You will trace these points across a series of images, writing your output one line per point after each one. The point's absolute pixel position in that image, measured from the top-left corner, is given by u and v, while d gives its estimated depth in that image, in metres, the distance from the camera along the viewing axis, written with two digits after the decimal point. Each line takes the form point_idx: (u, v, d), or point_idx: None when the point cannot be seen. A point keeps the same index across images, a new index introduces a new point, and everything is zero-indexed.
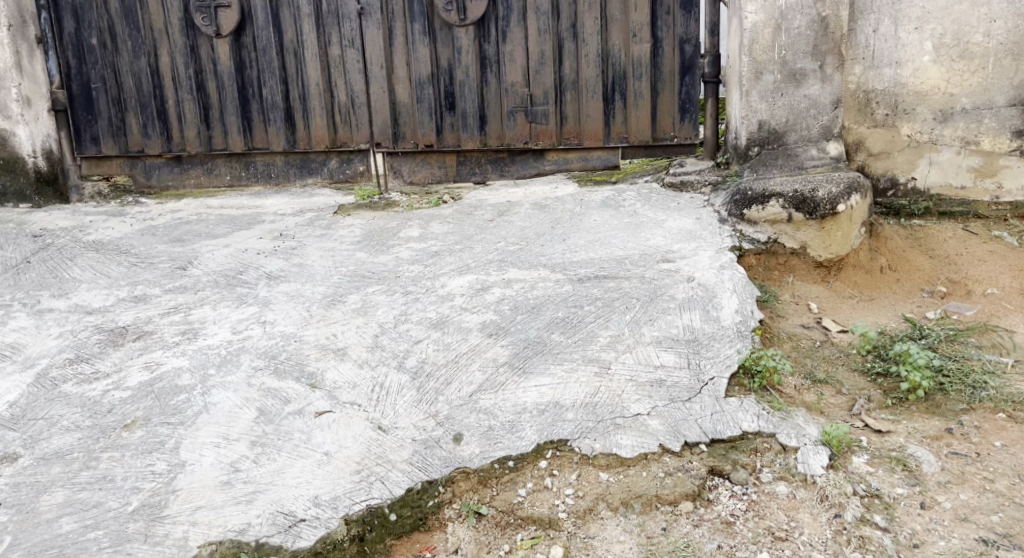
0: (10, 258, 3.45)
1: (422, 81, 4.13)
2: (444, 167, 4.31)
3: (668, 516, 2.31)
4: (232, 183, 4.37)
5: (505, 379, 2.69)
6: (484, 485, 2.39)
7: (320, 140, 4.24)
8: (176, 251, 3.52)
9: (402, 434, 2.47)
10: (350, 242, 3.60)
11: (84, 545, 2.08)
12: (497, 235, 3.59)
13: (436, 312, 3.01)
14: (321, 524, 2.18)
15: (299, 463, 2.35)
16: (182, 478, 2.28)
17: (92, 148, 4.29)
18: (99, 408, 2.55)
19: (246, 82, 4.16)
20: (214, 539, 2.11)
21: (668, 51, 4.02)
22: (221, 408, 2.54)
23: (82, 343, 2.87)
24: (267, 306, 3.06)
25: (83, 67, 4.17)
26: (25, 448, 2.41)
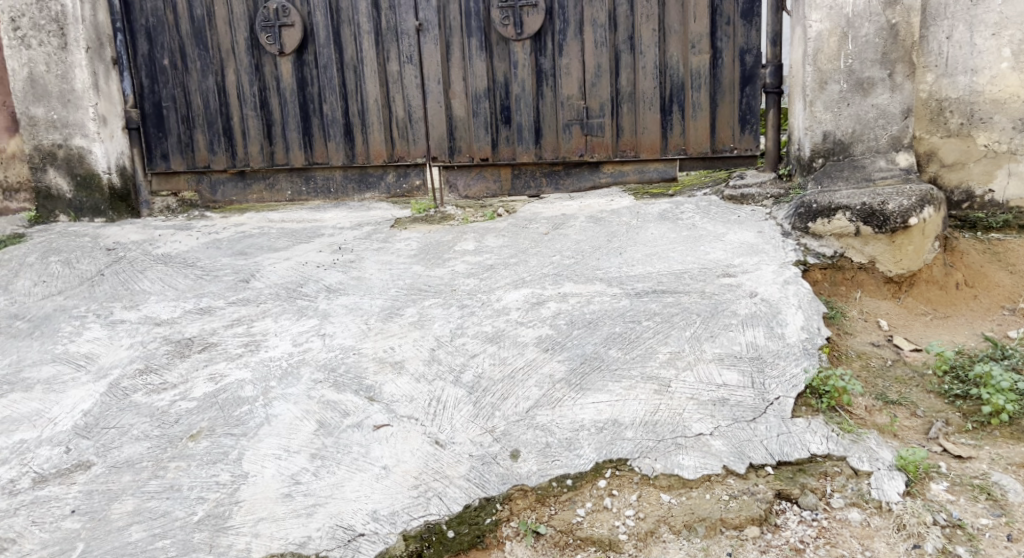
0: (85, 271, 3.57)
1: (478, 95, 4.14)
2: (499, 180, 4.31)
3: (734, 541, 2.23)
4: (293, 198, 4.45)
5: (562, 396, 2.65)
6: (542, 503, 2.34)
7: (378, 154, 4.29)
8: (239, 264, 3.59)
9: (459, 449, 2.46)
10: (406, 255, 3.62)
11: (152, 553, 2.12)
12: (553, 249, 3.56)
13: (491, 325, 2.99)
14: (380, 539, 2.18)
15: (357, 477, 2.35)
16: (245, 489, 2.31)
17: (162, 164, 4.44)
18: (167, 418, 2.61)
19: (307, 99, 4.24)
20: (276, 552, 2.13)
21: (728, 62, 3.95)
22: (281, 420, 2.57)
23: (151, 354, 2.94)
24: (326, 319, 3.09)
25: (156, 86, 4.33)
26: (98, 456, 2.47)
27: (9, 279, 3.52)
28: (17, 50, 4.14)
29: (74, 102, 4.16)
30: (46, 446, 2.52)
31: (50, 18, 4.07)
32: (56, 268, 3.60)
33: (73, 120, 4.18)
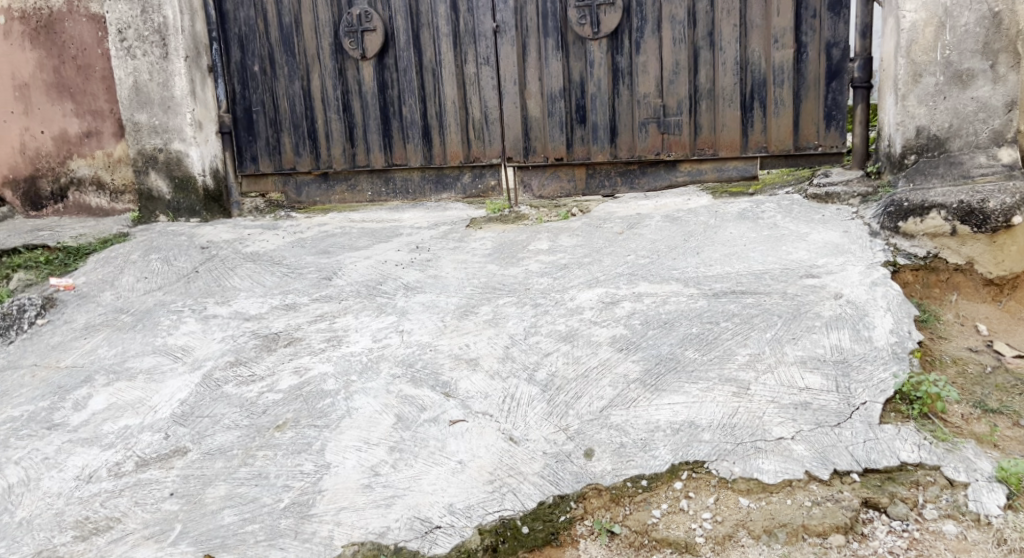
0: (182, 268, 3.78)
1: (554, 95, 4.17)
2: (574, 180, 4.33)
3: (817, 549, 2.17)
4: (374, 199, 4.58)
5: (637, 396, 2.65)
6: (617, 503, 2.35)
7: (454, 155, 4.37)
8: (322, 262, 3.72)
9: (534, 446, 2.49)
10: (481, 254, 3.67)
11: (243, 537, 2.24)
12: (627, 248, 3.55)
13: (565, 324, 3.01)
14: (456, 532, 2.23)
15: (434, 470, 2.42)
16: (328, 479, 2.41)
17: (252, 166, 4.64)
18: (255, 408, 2.74)
19: (388, 101, 4.35)
20: (356, 540, 2.21)
21: (813, 56, 3.84)
22: (362, 413, 2.66)
23: (241, 347, 3.09)
24: (404, 316, 3.18)
25: (247, 92, 4.53)
26: (194, 442, 2.62)
27: (114, 276, 3.76)
28: (123, 60, 4.41)
29: (174, 108, 4.41)
30: (147, 432, 2.69)
31: (153, 29, 4.32)
32: (156, 265, 3.82)
33: (173, 125, 4.43)
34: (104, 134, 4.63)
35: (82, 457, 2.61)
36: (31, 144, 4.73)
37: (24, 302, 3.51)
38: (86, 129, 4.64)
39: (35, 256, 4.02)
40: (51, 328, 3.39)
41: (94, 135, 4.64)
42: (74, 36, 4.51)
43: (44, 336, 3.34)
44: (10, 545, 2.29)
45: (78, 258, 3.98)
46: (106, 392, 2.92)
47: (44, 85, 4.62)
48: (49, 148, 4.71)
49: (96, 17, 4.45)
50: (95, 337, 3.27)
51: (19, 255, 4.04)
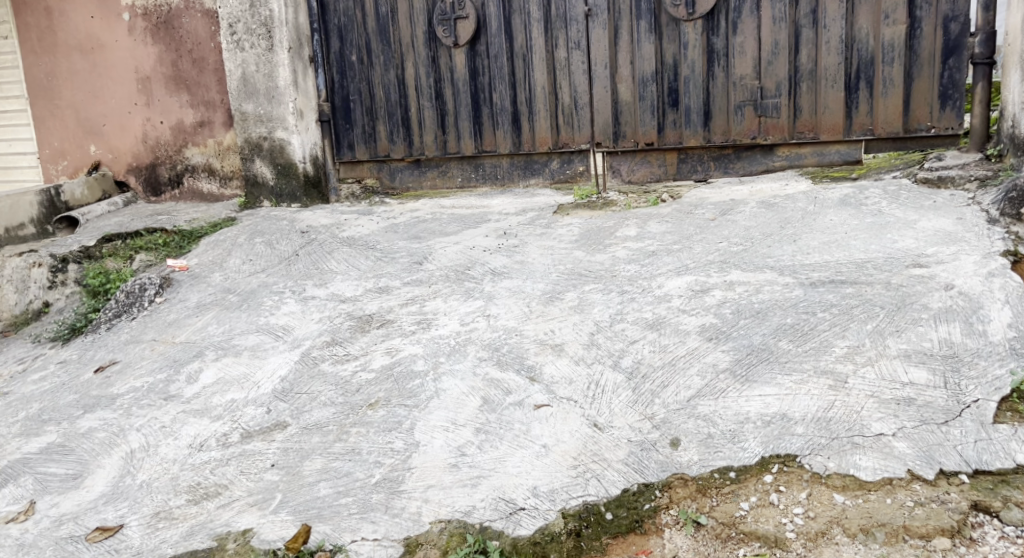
0: (283, 251, 3.96)
1: (646, 79, 4.11)
2: (664, 165, 4.26)
3: (919, 551, 2.04)
4: (463, 184, 4.61)
5: (726, 387, 2.59)
6: (703, 494, 2.30)
7: (543, 141, 4.37)
8: (414, 247, 3.81)
9: (618, 433, 2.49)
10: (568, 240, 3.67)
11: (337, 509, 2.35)
12: (719, 235, 3.47)
13: (652, 312, 2.98)
14: (539, 515, 2.27)
15: (518, 453, 2.46)
16: (416, 458, 2.49)
17: (349, 154, 4.74)
18: (349, 386, 2.86)
19: (479, 88, 4.39)
20: (443, 518, 2.27)
21: (928, 32, 3.66)
22: (449, 394, 2.73)
23: (337, 328, 3.22)
24: (491, 301, 3.23)
25: (345, 81, 4.63)
26: (293, 417, 2.76)
27: (222, 258, 3.97)
28: (233, 53, 4.64)
29: (278, 98, 4.59)
30: (251, 406, 2.86)
31: (260, 22, 4.51)
32: (260, 248, 4.01)
33: (276, 114, 4.62)
34: (215, 124, 4.89)
35: (194, 427, 2.79)
36: (151, 134, 5.06)
37: (145, 281, 3.76)
38: (200, 119, 4.92)
39: (154, 238, 4.29)
40: (167, 307, 3.63)
41: (207, 125, 4.92)
42: (190, 31, 4.80)
43: (161, 314, 3.58)
44: (131, 505, 2.49)
45: (191, 241, 4.23)
46: (215, 366, 3.11)
47: (163, 77, 4.93)
48: (167, 137, 5.03)
49: (210, 13, 4.71)
50: (206, 315, 3.49)
51: (141, 237, 4.32)
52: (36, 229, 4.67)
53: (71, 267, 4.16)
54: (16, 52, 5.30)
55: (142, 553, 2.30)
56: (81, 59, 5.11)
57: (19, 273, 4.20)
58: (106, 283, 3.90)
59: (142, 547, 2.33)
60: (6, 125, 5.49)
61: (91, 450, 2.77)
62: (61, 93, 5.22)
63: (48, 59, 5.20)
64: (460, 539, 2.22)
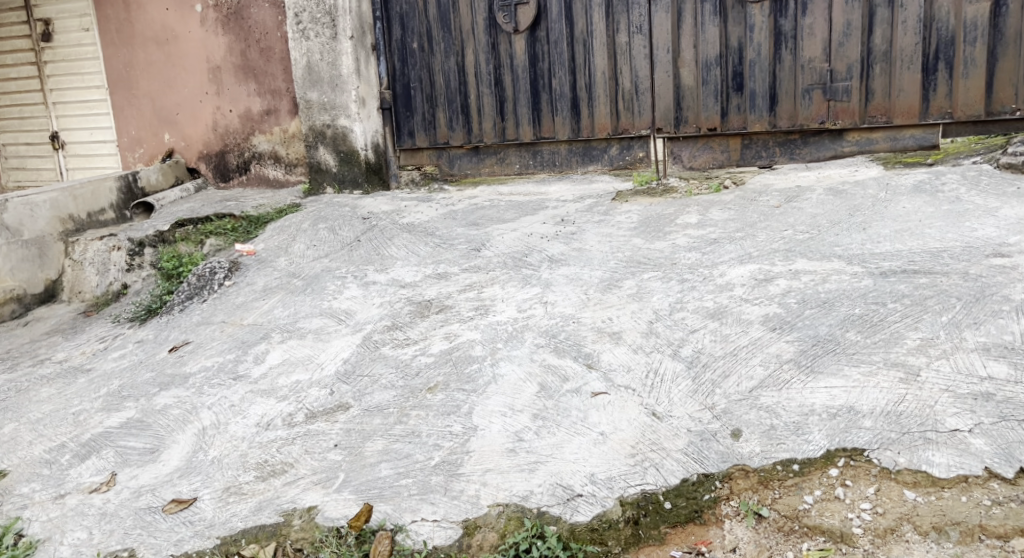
0: (345, 237, 4.03)
1: (709, 63, 4.03)
2: (727, 151, 4.19)
3: (996, 552, 1.97)
4: (521, 171, 4.62)
5: (791, 378, 2.53)
6: (765, 486, 2.26)
7: (603, 127, 4.33)
8: (472, 234, 3.84)
9: (677, 423, 2.46)
10: (627, 228, 3.63)
11: (397, 489, 2.40)
12: (784, 223, 3.39)
13: (713, 301, 2.94)
14: (597, 502, 2.26)
15: (576, 440, 2.46)
16: (475, 441, 2.52)
17: (409, 141, 4.78)
18: (410, 370, 2.91)
19: (538, 74, 4.37)
20: (502, 502, 2.30)
21: (1014, 9, 3.50)
22: (506, 380, 2.75)
23: (397, 313, 3.27)
24: (548, 288, 3.22)
25: (406, 68, 4.66)
26: (355, 399, 2.82)
27: (288, 243, 4.08)
28: (299, 42, 4.73)
29: (341, 86, 4.65)
30: (315, 387, 2.94)
31: (325, 11, 4.57)
32: (324, 234, 4.09)
33: (340, 102, 4.69)
34: (282, 112, 5.01)
35: (261, 406, 2.89)
36: (221, 122, 5.22)
37: (215, 265, 3.91)
38: (267, 107, 5.05)
39: (223, 223, 4.43)
40: (236, 290, 3.76)
41: (273, 113, 5.04)
42: (258, 21, 4.92)
43: (230, 297, 3.70)
44: (203, 480, 2.60)
45: (258, 226, 4.36)
46: (281, 348, 3.20)
47: (232, 67, 5.08)
48: (235, 125, 5.17)
49: (277, 3, 4.83)
50: (272, 298, 3.59)
51: (210, 222, 4.45)
52: (115, 213, 4.89)
53: (147, 250, 4.35)
54: (96, 43, 5.52)
55: (214, 526, 2.41)
56: (156, 50, 5.30)
57: (99, 256, 4.42)
58: (179, 267, 4.08)
59: (214, 519, 2.43)
60: (87, 115, 5.73)
61: (167, 425, 2.90)
62: (137, 83, 5.43)
63: (125, 50, 5.42)
64: (517, 523, 2.24)
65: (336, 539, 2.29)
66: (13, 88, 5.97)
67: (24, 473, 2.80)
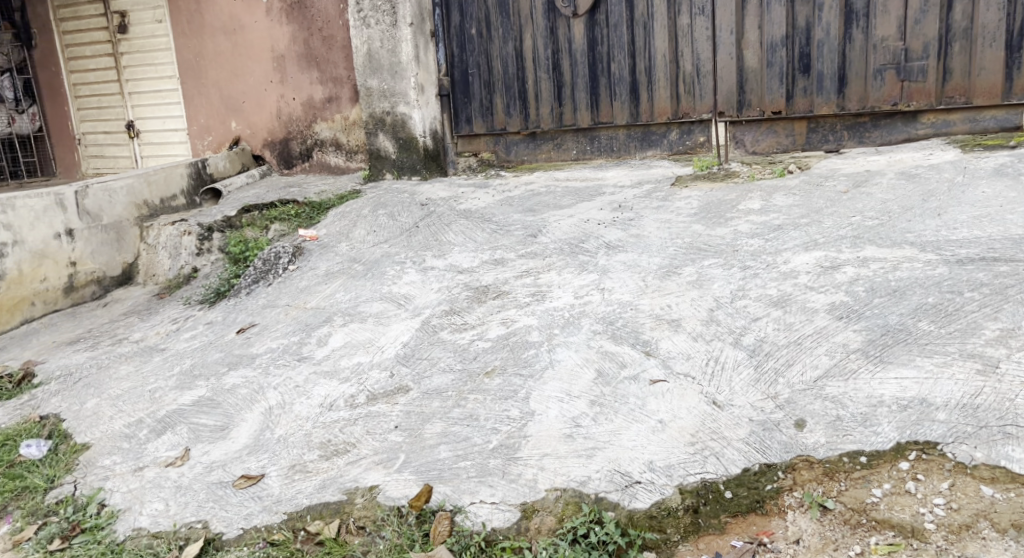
0: (404, 223, 4.07)
1: (775, 44, 3.98)
2: (792, 135, 4.13)
3: None
4: (578, 157, 4.58)
5: (858, 367, 2.45)
6: (831, 478, 2.20)
7: (663, 111, 4.30)
8: (529, 220, 3.82)
9: (739, 412, 2.42)
10: (687, 214, 3.56)
11: (456, 471, 2.43)
12: (853, 209, 3.29)
13: (777, 289, 2.86)
14: (656, 489, 2.24)
15: (634, 427, 2.44)
16: (532, 426, 2.53)
17: (466, 127, 4.76)
18: (467, 354, 2.94)
19: (597, 58, 4.34)
20: (559, 486, 2.30)
21: None
22: (563, 365, 2.74)
23: (455, 298, 3.30)
24: (606, 275, 3.19)
25: (464, 54, 4.63)
26: (414, 382, 2.87)
27: (349, 228, 4.15)
28: (360, 29, 4.76)
29: (400, 73, 4.68)
30: (376, 369, 3.00)
31: None
32: (383, 220, 4.14)
33: (399, 89, 4.72)
34: (343, 99, 5.08)
35: (324, 388, 2.96)
36: (285, 110, 5.32)
37: (280, 249, 4.01)
38: (329, 95, 5.12)
39: (287, 208, 4.53)
40: (300, 274, 3.85)
41: (335, 101, 5.11)
42: (320, 9, 5.00)
43: (294, 281, 3.80)
44: (271, 457, 2.69)
45: (321, 211, 4.45)
46: (343, 331, 3.27)
47: (296, 55, 5.17)
48: (299, 113, 5.27)
49: None
50: (333, 283, 3.66)
51: (275, 208, 4.59)
52: (186, 199, 5.06)
53: (215, 235, 4.51)
54: (168, 33, 5.69)
55: (281, 501, 2.49)
56: (224, 40, 5.45)
57: (171, 240, 4.58)
58: (246, 251, 4.20)
59: (281, 495, 2.52)
60: (160, 104, 5.92)
61: (236, 404, 3.01)
62: (206, 73, 5.59)
63: (196, 40, 5.58)
64: (575, 508, 2.25)
65: (397, 518, 2.34)
66: (92, 78, 6.22)
67: (106, 446, 2.95)
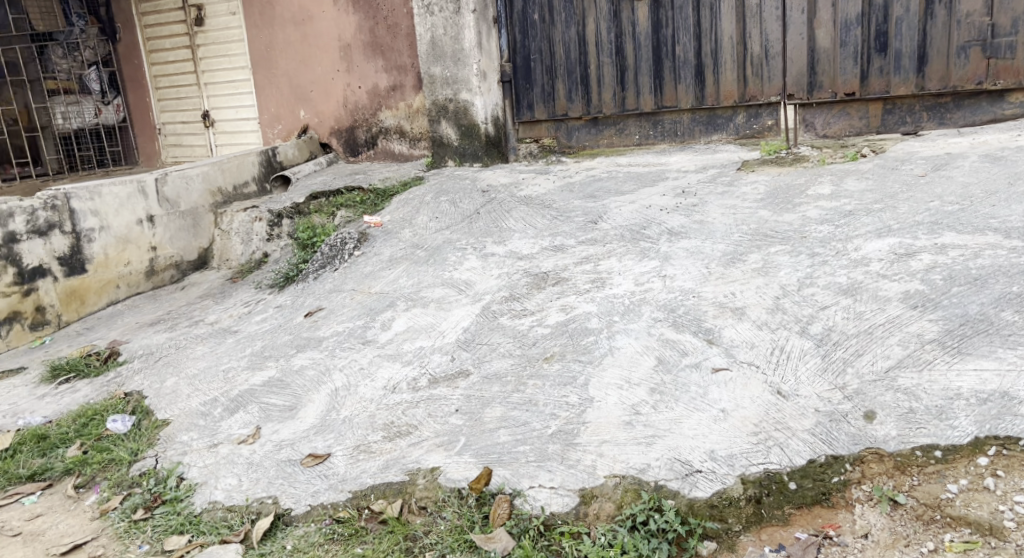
0: (466, 209, 4.10)
1: (849, 23, 3.90)
2: (866, 117, 4.04)
3: None
4: (641, 142, 4.52)
5: (933, 358, 2.37)
6: (902, 472, 2.15)
7: (729, 95, 4.23)
8: (590, 206, 3.80)
9: (804, 402, 2.36)
10: (752, 199, 3.49)
11: (516, 455, 2.46)
12: (931, 193, 3.16)
13: (847, 277, 2.78)
14: (717, 478, 2.22)
15: (695, 416, 2.41)
16: (591, 412, 2.53)
17: (528, 114, 4.72)
18: (526, 340, 2.95)
19: (661, 42, 4.29)
20: (619, 473, 2.30)
21: None
22: (623, 352, 2.73)
23: (515, 284, 3.32)
24: (667, 262, 3.16)
25: (527, 40, 4.60)
26: (474, 366, 2.91)
27: (412, 215, 4.21)
28: (424, 17, 4.77)
29: (463, 60, 4.69)
30: (437, 353, 3.05)
31: None
32: (446, 207, 4.19)
33: (461, 76, 4.73)
34: (407, 87, 5.15)
35: (388, 370, 3.03)
36: (351, 98, 5.42)
37: (346, 235, 4.12)
38: (393, 83, 5.20)
39: (353, 196, 4.61)
40: (365, 259, 3.94)
41: (399, 89, 5.19)
42: None
43: (360, 266, 3.89)
44: (337, 437, 2.77)
45: (386, 198, 4.52)
46: (406, 316, 3.34)
47: (362, 44, 5.26)
48: (364, 101, 5.36)
49: None
50: (397, 268, 3.73)
51: (341, 194, 4.67)
52: (257, 186, 5.23)
53: (285, 221, 4.66)
54: (241, 25, 5.87)
55: (346, 480, 2.57)
56: (293, 30, 5.58)
57: (244, 227, 4.77)
58: (313, 237, 4.32)
59: (346, 474, 2.59)
60: (234, 93, 6.12)
61: (304, 385, 3.11)
62: (276, 63, 5.74)
63: (266, 31, 5.73)
64: (635, 495, 2.24)
65: (458, 500, 2.38)
66: (171, 70, 6.46)
67: (184, 423, 3.10)
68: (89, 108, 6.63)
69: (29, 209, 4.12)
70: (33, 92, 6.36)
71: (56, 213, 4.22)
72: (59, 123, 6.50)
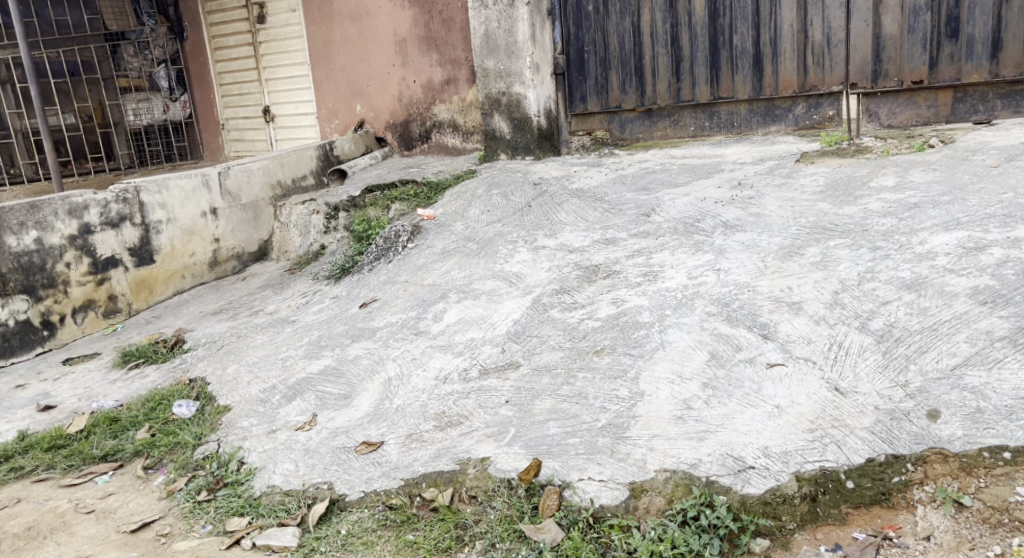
0: (518, 202, 4.11)
1: (918, 8, 3.78)
2: (936, 106, 3.91)
3: None
4: (696, 134, 4.46)
5: (1004, 356, 2.28)
6: (968, 473, 2.08)
7: (788, 84, 4.14)
8: (642, 199, 3.77)
9: (864, 400, 2.30)
10: (811, 192, 3.40)
11: (565, 447, 2.46)
12: (1003, 184, 3.04)
13: (911, 271, 2.69)
14: (771, 475, 2.18)
15: (749, 412, 2.37)
16: (641, 406, 2.52)
17: (581, 106, 4.71)
18: (577, 333, 2.95)
19: (718, 31, 4.21)
20: (670, 467, 2.28)
21: None
22: (675, 347, 2.71)
23: (565, 277, 3.31)
24: (722, 255, 3.11)
25: (580, 32, 4.59)
26: (524, 358, 2.92)
27: (464, 208, 4.24)
28: (478, 11, 4.75)
29: (517, 53, 4.63)
30: (488, 345, 3.07)
31: None
32: (497, 199, 4.21)
33: (515, 69, 4.67)
34: (461, 81, 5.18)
35: (439, 360, 3.08)
36: (406, 92, 5.49)
37: (400, 228, 4.19)
38: (447, 77, 5.24)
39: (407, 189, 4.67)
40: (418, 252, 3.99)
41: (453, 83, 5.23)
42: None
43: (413, 258, 3.94)
44: (389, 426, 2.83)
45: (440, 192, 4.56)
46: (457, 307, 3.37)
47: (418, 39, 5.32)
48: (419, 95, 5.42)
49: None
50: (450, 260, 3.77)
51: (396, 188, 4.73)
52: (315, 180, 5.33)
53: (341, 215, 4.74)
54: (302, 21, 5.98)
55: (398, 468, 2.61)
56: (351, 26, 5.67)
57: (302, 219, 4.88)
58: (368, 230, 4.40)
59: (398, 462, 2.64)
60: (294, 88, 6.25)
61: (358, 374, 3.18)
62: (334, 58, 5.85)
63: (325, 27, 5.83)
64: (685, 489, 2.22)
65: (507, 490, 2.40)
66: (235, 67, 6.64)
67: (244, 409, 3.20)
68: (158, 105, 6.90)
69: (103, 202, 4.31)
70: (106, 89, 6.61)
71: (127, 205, 4.40)
72: (130, 119, 6.77)
